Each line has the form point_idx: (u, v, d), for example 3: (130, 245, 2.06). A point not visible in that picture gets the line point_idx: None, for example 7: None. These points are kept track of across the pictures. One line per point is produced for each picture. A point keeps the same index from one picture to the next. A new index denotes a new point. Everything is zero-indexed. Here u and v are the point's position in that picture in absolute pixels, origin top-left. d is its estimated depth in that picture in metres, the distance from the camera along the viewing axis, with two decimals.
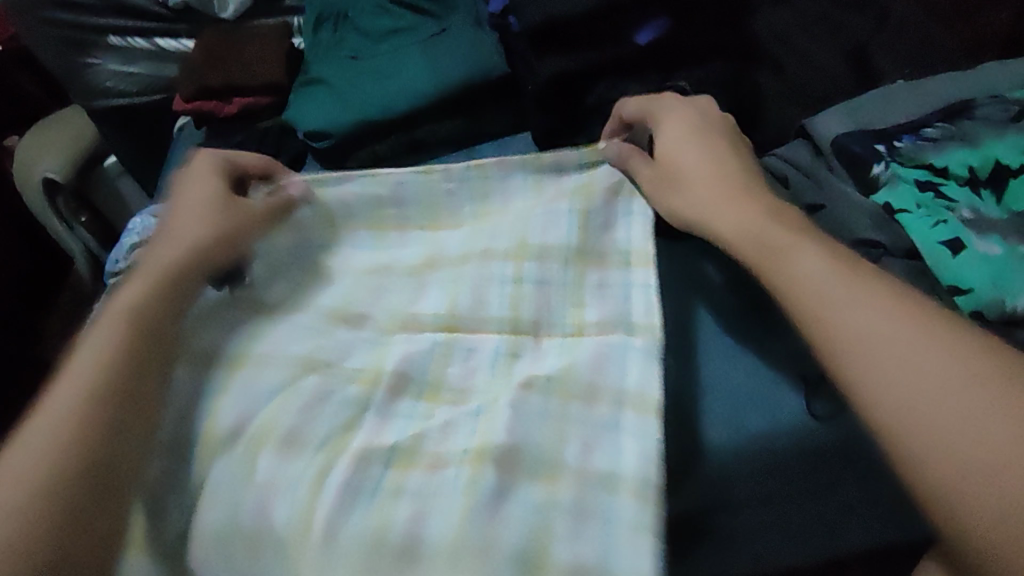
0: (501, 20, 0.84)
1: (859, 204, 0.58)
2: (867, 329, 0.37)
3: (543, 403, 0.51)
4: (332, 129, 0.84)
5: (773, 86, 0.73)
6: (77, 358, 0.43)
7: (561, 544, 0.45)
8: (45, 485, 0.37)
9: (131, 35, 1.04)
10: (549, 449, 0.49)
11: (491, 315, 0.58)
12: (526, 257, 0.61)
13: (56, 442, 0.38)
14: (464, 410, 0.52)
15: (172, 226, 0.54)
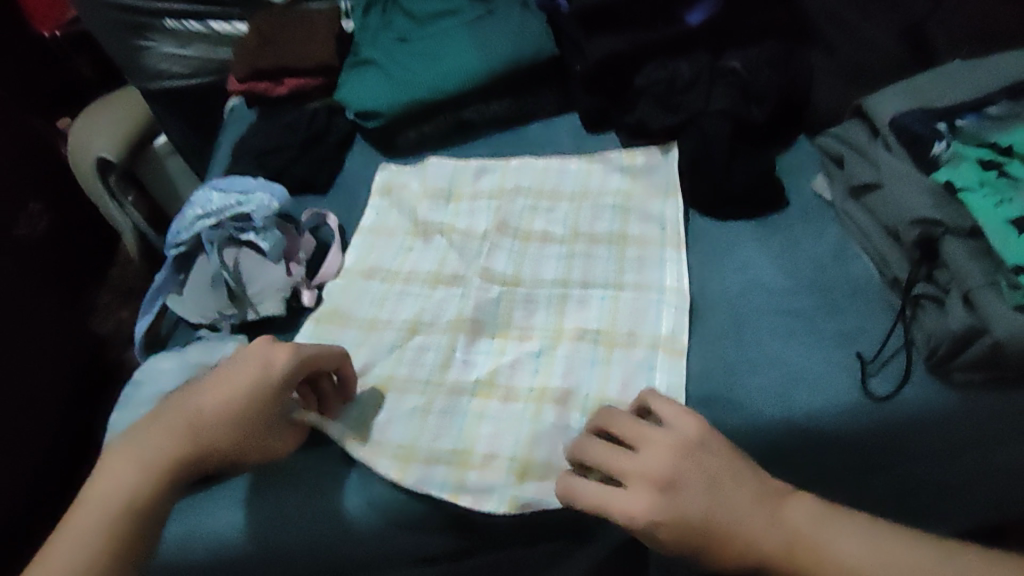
0: (549, 2, 0.83)
1: (919, 183, 0.57)
2: (713, 517, 0.47)
3: (592, 352, 0.64)
4: (382, 109, 0.85)
5: (823, 68, 0.74)
6: (178, 423, 0.52)
7: None
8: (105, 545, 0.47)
9: (184, 18, 1.06)
10: (598, 386, 0.62)
11: (547, 278, 0.71)
12: (579, 243, 0.72)
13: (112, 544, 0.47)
14: (528, 350, 0.66)
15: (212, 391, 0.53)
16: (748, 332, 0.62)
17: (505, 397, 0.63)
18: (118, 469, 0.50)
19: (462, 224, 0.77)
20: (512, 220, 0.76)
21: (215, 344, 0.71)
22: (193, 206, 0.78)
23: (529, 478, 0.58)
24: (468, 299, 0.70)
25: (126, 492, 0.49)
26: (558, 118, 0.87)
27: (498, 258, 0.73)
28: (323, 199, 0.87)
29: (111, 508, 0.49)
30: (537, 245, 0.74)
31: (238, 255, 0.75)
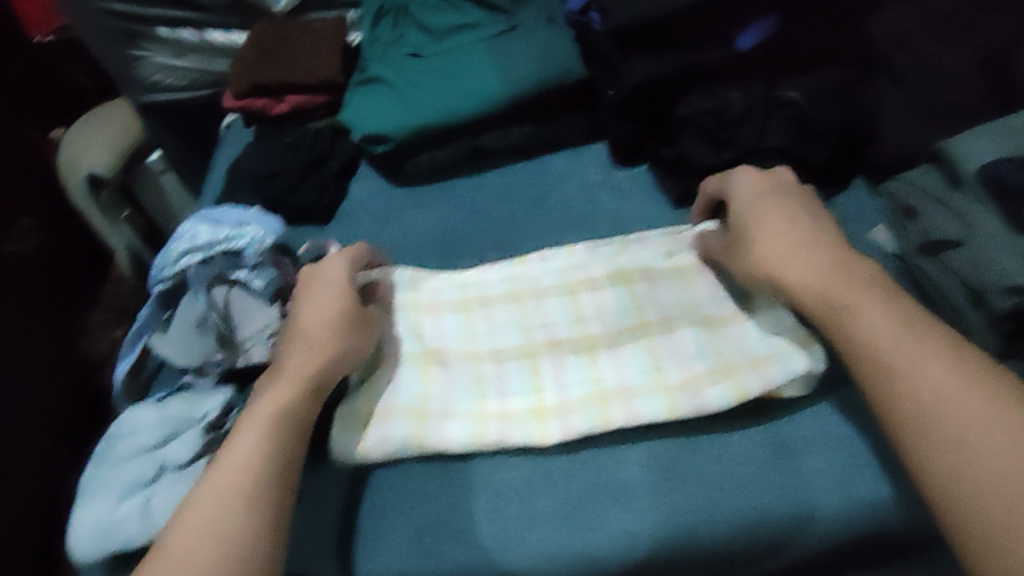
0: (580, 16, 0.74)
1: (1013, 244, 0.50)
2: (904, 371, 0.43)
3: (640, 364, 0.59)
4: (391, 134, 0.77)
5: (889, 99, 0.65)
6: (264, 401, 0.51)
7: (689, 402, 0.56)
8: (256, 483, 0.46)
9: (179, 26, 0.98)
10: (667, 406, 0.56)
11: (637, 386, 0.58)
12: (654, 333, 0.61)
13: (275, 447, 0.48)
14: (576, 405, 0.58)
15: (312, 308, 0.57)
16: (790, 429, 0.56)
17: (566, 423, 0.56)
18: (239, 444, 0.48)
19: (486, 346, 0.63)
20: (559, 329, 0.63)
21: (198, 398, 0.63)
22: (179, 239, 0.70)
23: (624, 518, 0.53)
24: (541, 427, 0.57)
25: (241, 478, 0.46)
26: (583, 146, 0.79)
27: (566, 378, 0.60)
28: (325, 230, 0.79)
29: (249, 461, 0.47)
30: (597, 359, 0.60)
31: (228, 293, 0.67)
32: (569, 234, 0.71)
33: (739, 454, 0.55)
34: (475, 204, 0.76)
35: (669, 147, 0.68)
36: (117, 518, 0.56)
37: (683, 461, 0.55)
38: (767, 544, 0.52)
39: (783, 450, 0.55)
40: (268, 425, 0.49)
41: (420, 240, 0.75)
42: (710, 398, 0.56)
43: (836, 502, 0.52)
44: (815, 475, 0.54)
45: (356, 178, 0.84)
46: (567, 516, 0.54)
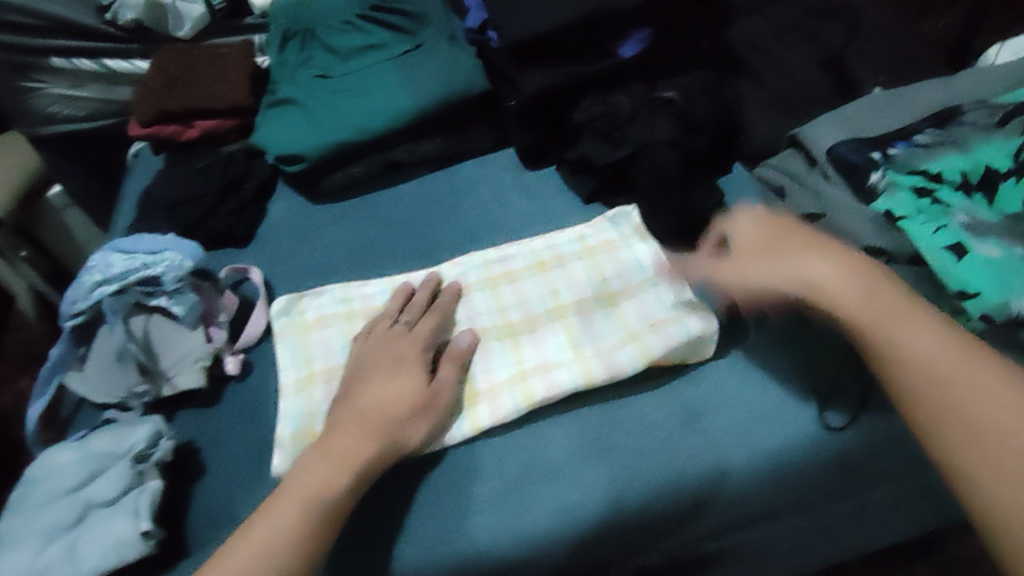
0: (478, 36, 0.80)
1: (860, 214, 0.58)
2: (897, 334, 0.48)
3: (557, 343, 0.64)
4: (305, 153, 0.79)
5: (754, 98, 0.74)
6: (305, 472, 0.52)
7: (603, 371, 0.60)
8: (289, 551, 0.49)
9: (76, 56, 0.96)
10: (583, 374, 0.60)
11: (556, 362, 0.62)
12: (570, 315, 0.65)
13: (323, 527, 0.50)
14: (502, 387, 0.61)
15: (376, 391, 0.56)
16: (701, 393, 0.62)
17: (493, 405, 0.60)
18: (279, 511, 0.50)
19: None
20: (482, 319, 0.66)
21: (123, 431, 0.61)
22: (91, 271, 0.68)
23: (556, 498, 0.57)
24: (473, 415, 0.60)
25: (274, 545, 0.49)
26: (492, 154, 0.84)
27: (492, 363, 0.63)
28: (245, 251, 0.80)
29: (280, 526, 0.49)
30: (518, 345, 0.64)
31: (148, 322, 0.67)
32: (487, 236, 0.75)
33: (652, 420, 0.60)
34: (396, 216, 0.80)
35: (571, 150, 0.75)
36: (42, 563, 0.54)
37: (604, 439, 0.59)
38: (687, 501, 0.58)
39: (697, 416, 0.60)
40: (313, 500, 0.51)
41: (342, 253, 0.77)
42: (619, 364, 0.60)
43: (749, 454, 0.58)
44: (721, 435, 0.59)
45: (275, 198, 0.85)
46: (502, 497, 0.57)
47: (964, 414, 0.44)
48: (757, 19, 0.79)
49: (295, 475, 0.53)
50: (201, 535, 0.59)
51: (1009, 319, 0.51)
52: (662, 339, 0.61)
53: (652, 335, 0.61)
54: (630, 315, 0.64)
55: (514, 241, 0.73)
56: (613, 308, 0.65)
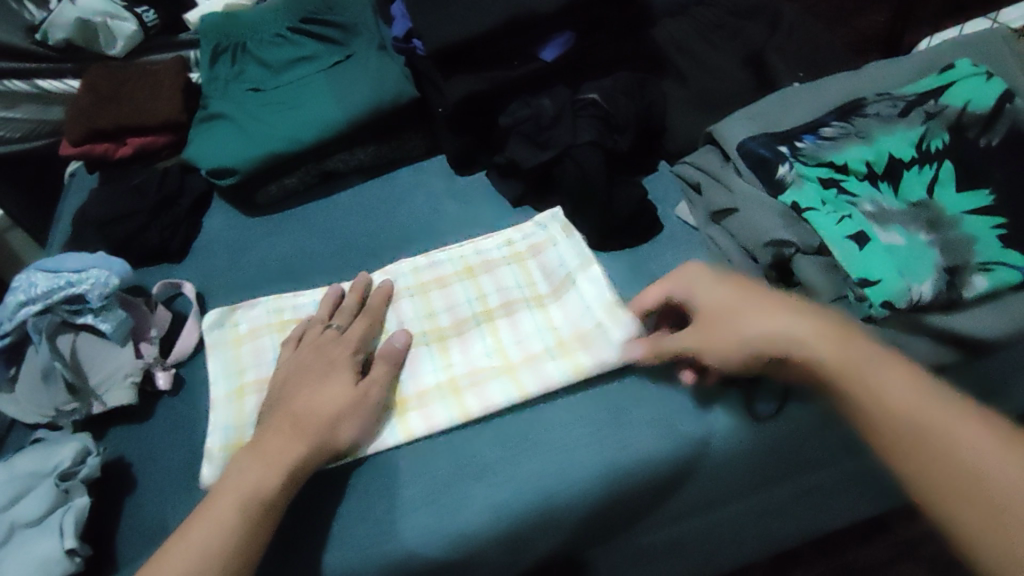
0: (405, 44, 0.80)
1: (767, 206, 0.59)
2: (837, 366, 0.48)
3: (486, 348, 0.64)
4: (237, 166, 0.79)
5: (678, 96, 0.76)
6: (239, 477, 0.51)
7: (531, 377, 0.61)
8: (229, 556, 0.47)
9: (9, 78, 0.95)
10: (511, 382, 0.61)
11: (485, 369, 0.63)
12: (497, 318, 0.66)
13: (253, 530, 0.49)
14: (431, 394, 0.62)
15: (310, 395, 0.56)
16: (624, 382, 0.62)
17: (424, 414, 0.60)
18: (205, 526, 0.49)
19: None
20: (411, 325, 0.66)
21: (50, 449, 0.60)
22: (16, 290, 0.67)
23: (492, 496, 0.57)
24: (404, 421, 0.60)
25: (209, 552, 0.47)
26: (426, 160, 0.85)
27: (422, 368, 0.63)
28: (181, 266, 0.80)
29: (215, 527, 0.48)
30: (446, 350, 0.65)
31: (76, 340, 0.66)
32: (420, 243, 0.76)
33: (580, 413, 0.60)
34: (332, 225, 0.80)
35: (500, 154, 0.75)
36: None
37: (532, 435, 0.60)
38: (622, 489, 0.58)
39: (624, 407, 0.60)
40: (244, 504, 0.50)
41: (277, 265, 0.77)
42: (547, 372, 0.61)
43: (676, 441, 0.59)
44: (649, 422, 0.59)
45: (212, 211, 0.85)
46: (436, 497, 0.57)
47: (947, 453, 0.43)
48: (680, 21, 0.81)
49: (226, 482, 0.51)
50: (132, 553, 0.59)
51: (909, 304, 0.52)
52: (597, 356, 0.61)
53: (584, 345, 0.62)
54: (559, 319, 0.65)
55: (448, 245, 0.74)
56: (545, 312, 0.66)
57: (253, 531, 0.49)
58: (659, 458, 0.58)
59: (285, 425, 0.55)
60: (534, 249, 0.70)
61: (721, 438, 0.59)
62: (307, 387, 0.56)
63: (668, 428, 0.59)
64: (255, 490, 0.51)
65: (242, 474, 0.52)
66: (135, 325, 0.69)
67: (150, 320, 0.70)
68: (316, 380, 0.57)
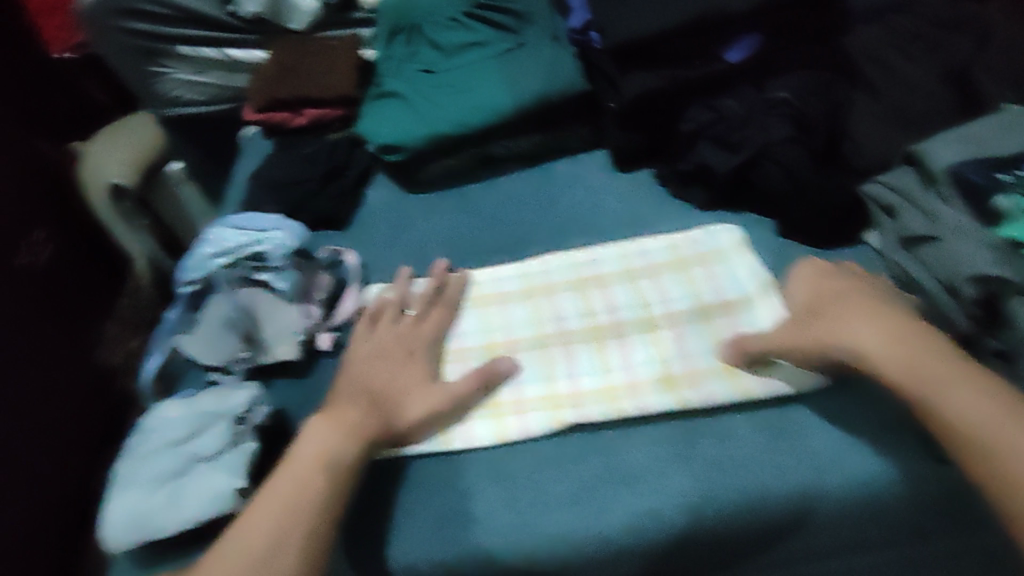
0: (581, 36, 0.80)
1: (977, 238, 0.54)
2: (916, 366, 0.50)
3: (645, 355, 0.63)
4: (404, 144, 0.82)
5: (865, 107, 0.70)
6: (308, 441, 0.56)
7: (692, 393, 0.60)
8: (302, 510, 0.52)
9: (201, 45, 1.03)
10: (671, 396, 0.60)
11: (643, 378, 0.62)
12: (660, 328, 0.65)
13: (332, 491, 0.53)
14: (586, 395, 0.62)
15: (368, 372, 0.62)
16: (794, 413, 0.59)
17: (580, 412, 0.61)
18: (281, 483, 0.54)
19: (503, 338, 0.67)
20: (569, 321, 0.67)
21: (227, 392, 0.66)
22: (208, 243, 0.74)
23: (631, 504, 0.56)
24: (556, 413, 0.61)
25: (282, 508, 0.52)
26: (587, 154, 0.84)
27: (579, 368, 0.64)
28: (343, 234, 0.84)
29: (293, 488, 0.53)
30: (605, 353, 0.64)
31: (254, 294, 0.71)
32: (579, 235, 0.76)
33: (739, 438, 0.58)
34: (486, 210, 0.81)
35: (683, 161, 0.73)
36: (150, 507, 0.59)
37: (683, 452, 0.58)
38: (766, 523, 0.55)
39: (793, 445, 0.57)
40: (319, 463, 0.55)
41: (433, 244, 0.79)
42: (711, 392, 0.60)
43: (842, 479, 0.55)
44: (806, 455, 0.56)
45: (372, 186, 0.89)
46: (576, 498, 0.57)
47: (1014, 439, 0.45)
48: (875, 29, 0.75)
49: (302, 443, 0.57)
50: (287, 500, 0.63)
51: None
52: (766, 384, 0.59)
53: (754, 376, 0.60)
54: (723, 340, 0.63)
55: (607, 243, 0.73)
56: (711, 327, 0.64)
57: (325, 491, 0.53)
58: (814, 497, 0.55)
59: (356, 403, 0.59)
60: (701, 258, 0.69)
61: (883, 485, 0.55)
62: (381, 373, 0.61)
63: (825, 463, 0.56)
64: (329, 457, 0.55)
65: (314, 438, 0.57)
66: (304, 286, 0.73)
67: (316, 283, 0.74)
68: (388, 368, 0.62)
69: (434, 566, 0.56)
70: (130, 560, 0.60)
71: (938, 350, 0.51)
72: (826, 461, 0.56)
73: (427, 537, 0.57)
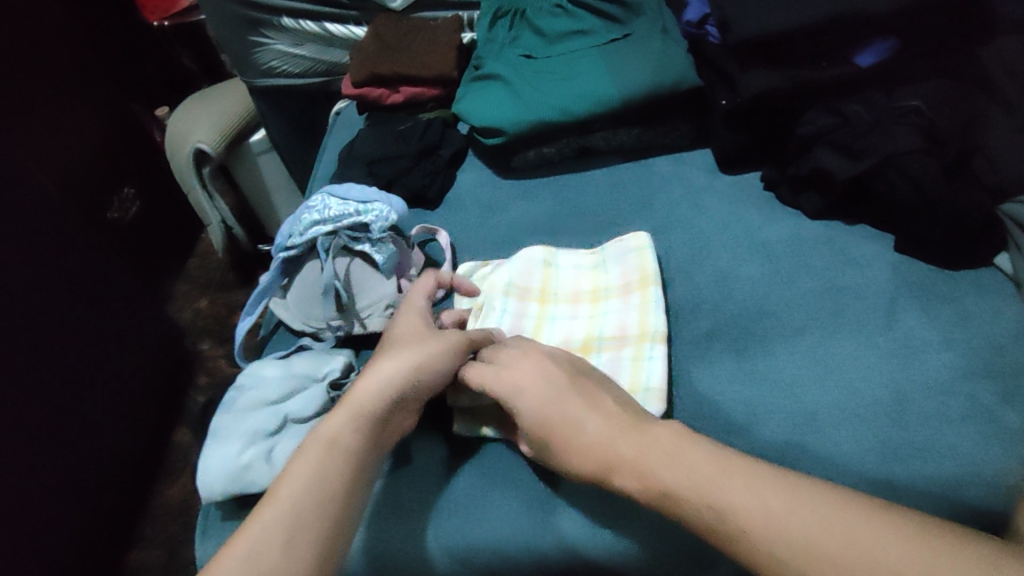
0: (697, 30, 0.78)
1: None
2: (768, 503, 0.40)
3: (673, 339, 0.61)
4: (505, 128, 0.81)
5: (1001, 122, 0.66)
6: (331, 424, 0.50)
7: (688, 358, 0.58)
8: (321, 498, 0.45)
9: (304, 18, 1.04)
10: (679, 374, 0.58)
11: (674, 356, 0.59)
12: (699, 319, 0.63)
13: (351, 481, 0.47)
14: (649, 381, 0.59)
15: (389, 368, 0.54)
16: (912, 416, 0.55)
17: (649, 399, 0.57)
18: (299, 466, 0.47)
19: (557, 337, 0.66)
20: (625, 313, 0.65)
21: (321, 357, 0.66)
22: (309, 210, 0.74)
23: None
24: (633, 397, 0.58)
25: (305, 491, 0.45)
26: (688, 152, 0.83)
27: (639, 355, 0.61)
28: (433, 214, 0.84)
29: (308, 468, 0.47)
30: (654, 352, 0.61)
31: (349, 265, 0.71)
32: (678, 233, 0.74)
33: (856, 433, 0.55)
34: (582, 201, 0.80)
35: (796, 165, 0.70)
36: (243, 462, 0.58)
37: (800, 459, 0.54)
38: None
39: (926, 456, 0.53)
40: (335, 450, 0.48)
41: (526, 230, 0.78)
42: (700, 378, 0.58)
43: (981, 483, 0.51)
44: (939, 455, 0.53)
45: (463, 168, 0.88)
46: None
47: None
48: None
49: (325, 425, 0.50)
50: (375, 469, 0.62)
51: None
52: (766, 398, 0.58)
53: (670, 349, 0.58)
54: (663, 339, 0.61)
55: (711, 244, 0.71)
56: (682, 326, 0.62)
57: (346, 483, 0.47)
58: (954, 495, 0.51)
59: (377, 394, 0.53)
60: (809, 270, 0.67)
61: None
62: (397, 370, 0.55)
63: (960, 464, 0.52)
64: (349, 445, 0.49)
65: (334, 424, 0.50)
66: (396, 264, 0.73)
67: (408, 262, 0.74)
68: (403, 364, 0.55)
69: (518, 551, 0.54)
70: (218, 515, 0.60)
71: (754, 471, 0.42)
72: (962, 461, 0.53)
73: (509, 522, 0.55)
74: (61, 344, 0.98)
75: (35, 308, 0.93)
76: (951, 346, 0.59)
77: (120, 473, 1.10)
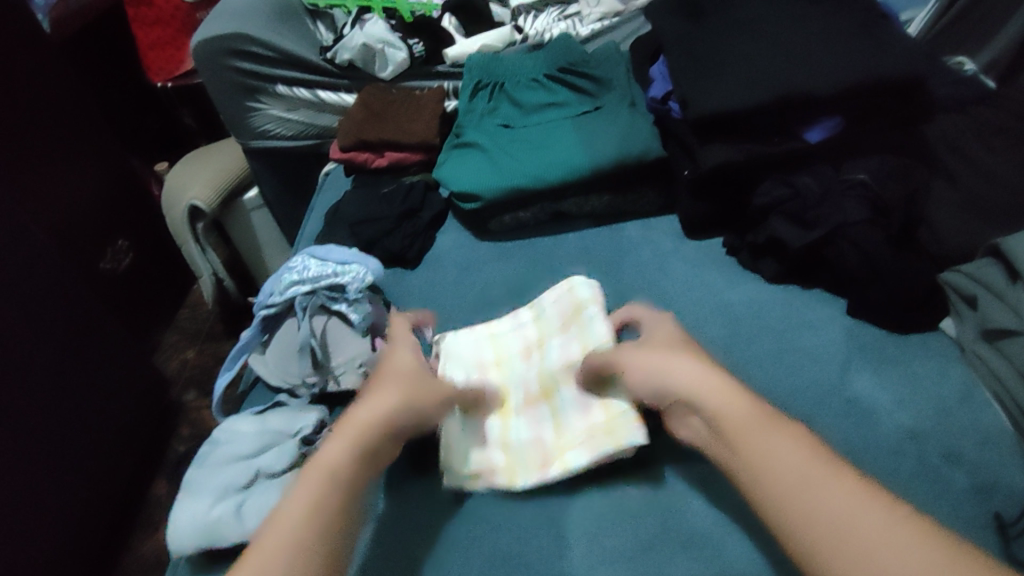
0: (660, 105, 0.83)
1: None
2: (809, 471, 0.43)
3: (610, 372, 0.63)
4: (481, 193, 0.85)
5: (942, 195, 0.70)
6: (324, 451, 0.50)
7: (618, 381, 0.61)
8: (309, 528, 0.46)
9: (296, 85, 1.10)
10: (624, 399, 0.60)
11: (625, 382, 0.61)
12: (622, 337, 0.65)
13: (334, 502, 0.48)
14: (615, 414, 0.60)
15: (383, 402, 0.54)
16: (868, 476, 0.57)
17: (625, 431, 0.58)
18: (294, 494, 0.48)
19: (518, 397, 0.67)
20: (570, 355, 0.68)
21: (296, 414, 0.68)
22: (289, 269, 0.78)
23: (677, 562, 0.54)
24: (612, 432, 0.59)
25: (297, 518, 0.46)
26: (656, 217, 0.87)
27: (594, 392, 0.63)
28: (413, 273, 0.87)
29: (304, 490, 0.48)
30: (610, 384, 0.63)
31: (326, 323, 0.74)
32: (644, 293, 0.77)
33: None
34: (554, 261, 0.84)
35: (756, 232, 0.74)
36: (212, 517, 0.60)
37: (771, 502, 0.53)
38: None
39: None
40: (330, 480, 0.49)
41: (499, 289, 0.82)
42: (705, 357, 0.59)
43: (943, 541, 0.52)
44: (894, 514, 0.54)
45: (443, 229, 0.92)
46: (638, 550, 0.55)
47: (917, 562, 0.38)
48: (958, 116, 0.76)
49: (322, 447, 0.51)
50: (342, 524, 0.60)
51: None
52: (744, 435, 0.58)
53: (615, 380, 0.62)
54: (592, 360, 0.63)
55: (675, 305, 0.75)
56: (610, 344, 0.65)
57: (332, 506, 0.48)
58: None
59: (371, 415, 0.53)
60: (769, 330, 0.70)
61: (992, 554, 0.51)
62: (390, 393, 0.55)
63: None
64: (340, 467, 0.49)
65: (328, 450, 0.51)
66: (374, 321, 0.76)
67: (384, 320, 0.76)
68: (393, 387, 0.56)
69: None
70: (186, 570, 0.61)
71: (833, 463, 0.44)
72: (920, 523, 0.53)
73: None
74: (46, 400, 1.00)
75: (23, 358, 0.95)
76: (907, 408, 0.61)
77: (96, 527, 1.10)
